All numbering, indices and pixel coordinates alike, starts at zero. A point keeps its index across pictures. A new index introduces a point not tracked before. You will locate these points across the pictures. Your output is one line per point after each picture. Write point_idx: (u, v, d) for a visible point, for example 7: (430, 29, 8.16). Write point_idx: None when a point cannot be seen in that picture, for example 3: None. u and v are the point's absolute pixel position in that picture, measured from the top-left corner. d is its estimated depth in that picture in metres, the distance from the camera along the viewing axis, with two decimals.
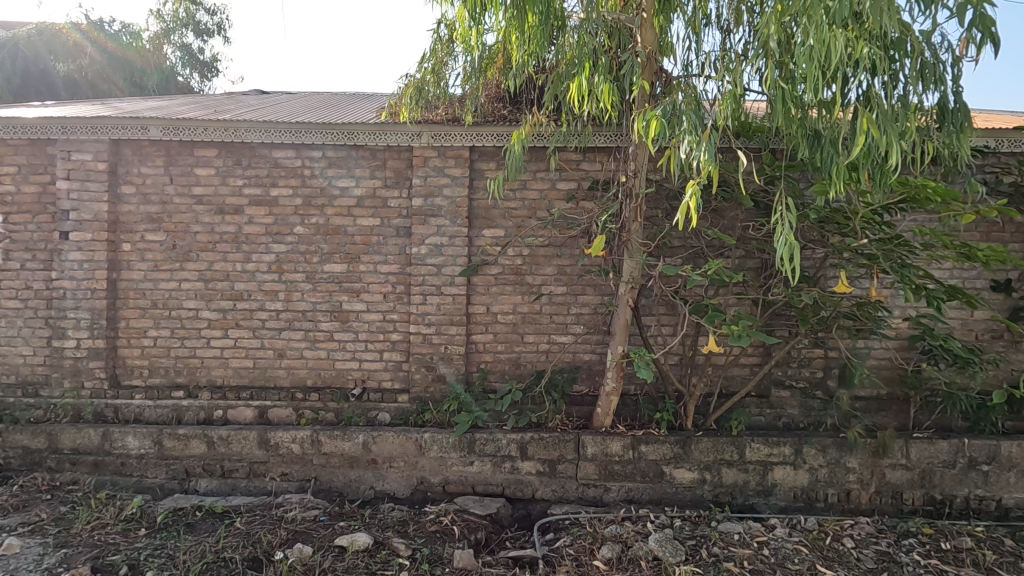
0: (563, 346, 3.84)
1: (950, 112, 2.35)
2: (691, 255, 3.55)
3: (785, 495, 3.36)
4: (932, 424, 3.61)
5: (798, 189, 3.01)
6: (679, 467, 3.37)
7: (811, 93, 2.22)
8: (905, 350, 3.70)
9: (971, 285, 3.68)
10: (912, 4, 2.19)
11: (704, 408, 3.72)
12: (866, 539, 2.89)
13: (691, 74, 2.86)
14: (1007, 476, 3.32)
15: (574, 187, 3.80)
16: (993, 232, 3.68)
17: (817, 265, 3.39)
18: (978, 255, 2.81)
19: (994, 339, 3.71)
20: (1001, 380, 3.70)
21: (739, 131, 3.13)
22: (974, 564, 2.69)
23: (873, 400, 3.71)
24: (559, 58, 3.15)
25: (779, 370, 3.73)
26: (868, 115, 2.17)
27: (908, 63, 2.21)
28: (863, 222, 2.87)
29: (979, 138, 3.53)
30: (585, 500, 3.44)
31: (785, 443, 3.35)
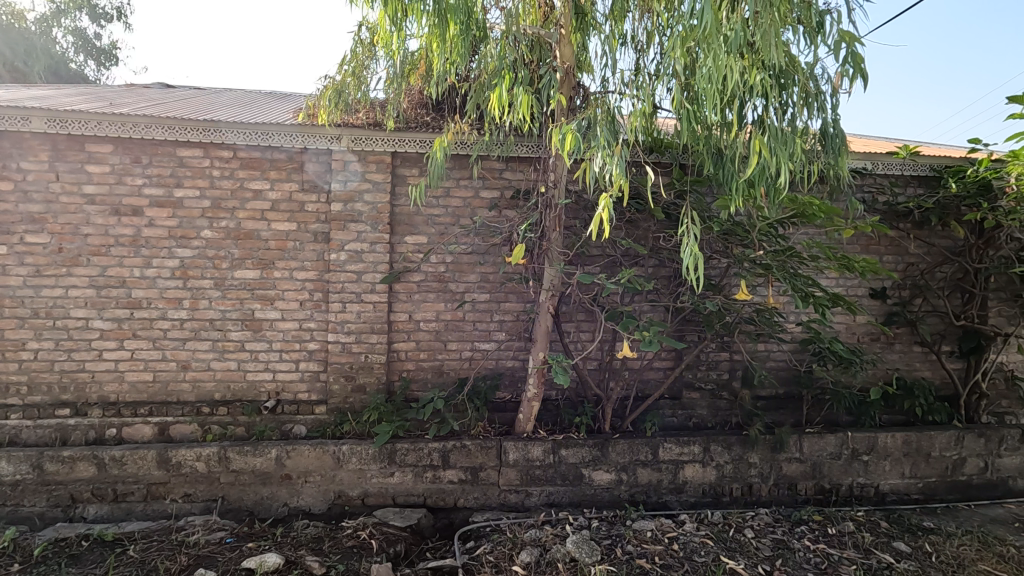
0: (486, 353, 3.87)
1: (831, 138, 2.59)
2: (608, 264, 3.68)
3: (695, 491, 3.56)
4: (822, 419, 3.95)
5: (704, 203, 3.22)
6: (597, 469, 3.47)
7: (711, 115, 2.39)
8: (799, 352, 4.03)
9: (852, 293, 4.09)
10: (799, 38, 2.40)
11: (622, 410, 3.86)
12: (764, 529, 3.11)
13: (606, 90, 2.98)
14: (883, 464, 3.70)
15: (497, 196, 3.84)
16: (870, 245, 4.10)
17: (722, 273, 3.62)
18: (855, 266, 3.11)
19: (873, 341, 4.13)
20: (878, 378, 4.13)
21: (651, 146, 3.30)
22: (855, 546, 2.96)
23: (772, 399, 4.01)
24: (480, 69, 3.18)
25: (689, 373, 3.95)
26: (760, 138, 2.36)
27: (795, 91, 2.42)
28: (761, 234, 3.11)
29: (858, 160, 3.94)
30: (506, 505, 3.47)
31: (695, 442, 3.54)
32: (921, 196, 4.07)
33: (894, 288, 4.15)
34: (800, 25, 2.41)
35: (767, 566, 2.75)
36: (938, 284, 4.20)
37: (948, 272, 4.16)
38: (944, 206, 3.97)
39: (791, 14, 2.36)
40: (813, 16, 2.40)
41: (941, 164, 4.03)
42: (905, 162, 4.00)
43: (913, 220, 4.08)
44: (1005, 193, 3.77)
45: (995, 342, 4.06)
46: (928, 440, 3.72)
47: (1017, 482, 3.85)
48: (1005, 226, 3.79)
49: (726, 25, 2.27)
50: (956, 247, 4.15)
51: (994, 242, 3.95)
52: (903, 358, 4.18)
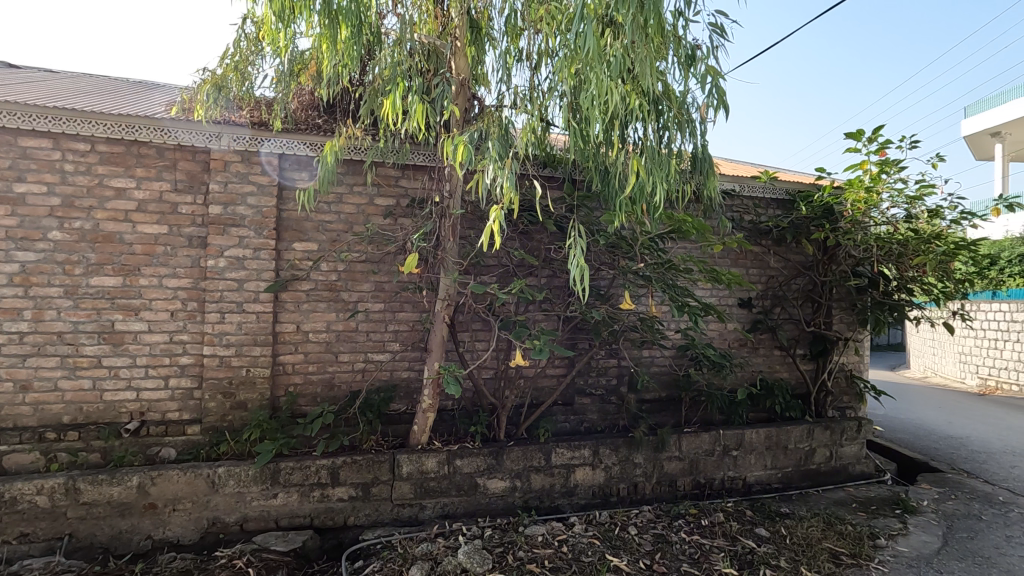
0: (379, 364, 3.77)
1: (701, 161, 2.84)
2: (503, 274, 3.74)
3: (585, 494, 3.69)
4: (698, 419, 4.28)
5: (593, 217, 3.39)
6: (491, 477, 3.49)
7: (595, 134, 2.53)
8: (678, 357, 4.34)
9: (723, 303, 4.49)
10: (673, 68, 2.62)
11: (516, 418, 3.93)
12: (646, 525, 3.31)
13: (500, 103, 3.05)
14: (749, 458, 4.07)
15: (392, 204, 3.77)
16: (738, 260, 4.54)
17: (608, 283, 3.82)
18: (722, 277, 3.43)
19: (740, 346, 4.56)
20: (745, 380, 4.55)
21: (545, 160, 3.42)
22: (724, 534, 3.23)
23: (656, 402, 4.28)
24: (373, 75, 3.12)
25: (581, 379, 4.11)
26: (640, 158, 2.52)
27: (669, 117, 2.63)
28: (643, 248, 3.33)
29: (728, 182, 4.38)
30: (399, 520, 3.38)
31: (585, 446, 3.68)
32: (779, 217, 4.57)
33: (758, 298, 4.62)
34: (673, 57, 2.62)
35: (647, 561, 2.92)
36: (793, 294, 4.73)
37: (801, 284, 4.71)
38: (797, 226, 4.50)
39: (665, 46, 2.57)
40: (683, 50, 2.63)
41: (794, 189, 4.60)
42: (766, 186, 4.50)
43: (773, 238, 4.57)
44: (843, 216, 4.36)
45: (837, 345, 4.64)
46: (786, 434, 4.16)
47: (855, 468, 4.41)
48: (843, 244, 4.37)
49: (606, 51, 2.42)
50: (807, 262, 4.70)
51: (835, 258, 4.53)
52: (766, 361, 4.66)
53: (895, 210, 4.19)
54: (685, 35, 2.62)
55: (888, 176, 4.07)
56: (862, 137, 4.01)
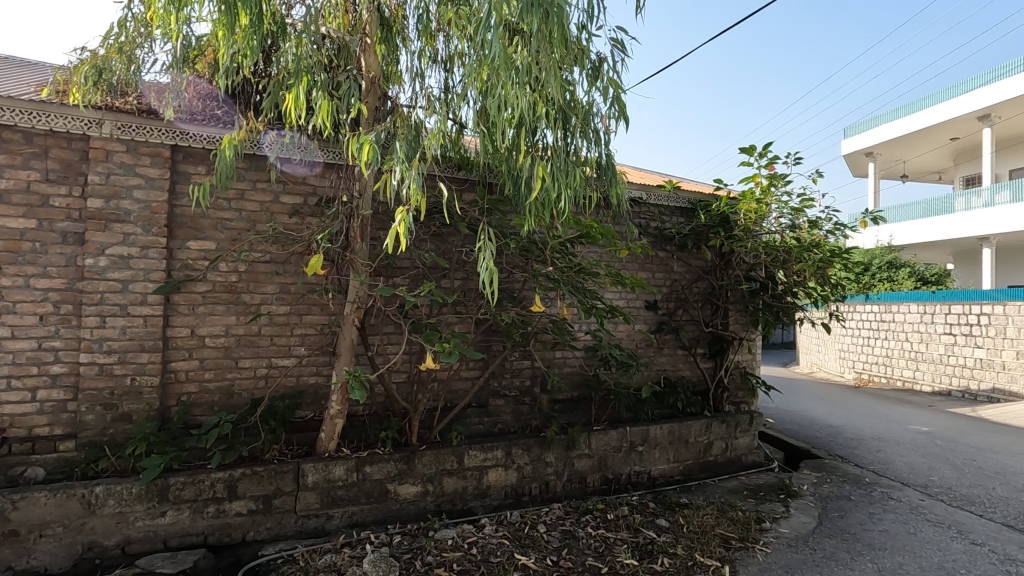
0: (284, 370, 3.59)
1: (605, 169, 2.97)
2: (415, 275, 3.69)
3: (497, 494, 3.72)
4: (608, 417, 4.45)
5: (505, 220, 3.42)
6: (402, 483, 3.43)
7: (502, 139, 2.56)
8: (589, 358, 4.50)
9: (631, 305, 4.70)
10: (577, 79, 2.73)
11: (429, 422, 3.90)
12: (555, 523, 3.41)
13: (410, 103, 3.01)
14: (654, 452, 4.29)
15: (299, 202, 3.62)
16: (645, 264, 4.78)
17: (521, 286, 3.89)
18: (626, 281, 3.59)
19: (647, 346, 4.79)
20: (651, 378, 4.79)
21: (458, 161, 3.43)
22: (627, 526, 3.38)
23: (567, 401, 4.41)
24: (276, 67, 2.98)
25: (495, 381, 4.15)
26: (546, 163, 2.58)
27: (574, 126, 2.72)
28: (554, 252, 3.42)
29: (636, 191, 4.60)
30: (304, 532, 3.24)
31: (497, 447, 3.71)
32: (682, 224, 4.86)
33: (664, 301, 4.87)
34: (578, 68, 2.73)
35: (554, 557, 2.99)
36: (695, 297, 5.03)
37: (701, 287, 5.02)
38: (697, 233, 4.80)
39: (570, 59, 2.68)
40: (587, 64, 2.77)
41: (696, 199, 4.89)
42: (670, 195, 4.77)
43: (676, 244, 4.84)
44: (738, 225, 4.70)
45: (733, 345, 5.00)
46: (686, 429, 4.42)
47: (748, 457, 4.77)
48: (737, 251, 4.73)
49: (514, 59, 2.47)
50: (706, 267, 5.03)
51: (730, 263, 4.88)
52: (670, 360, 4.92)
53: (782, 220, 4.59)
54: (589, 48, 2.75)
55: (776, 190, 4.44)
56: (755, 152, 4.34)
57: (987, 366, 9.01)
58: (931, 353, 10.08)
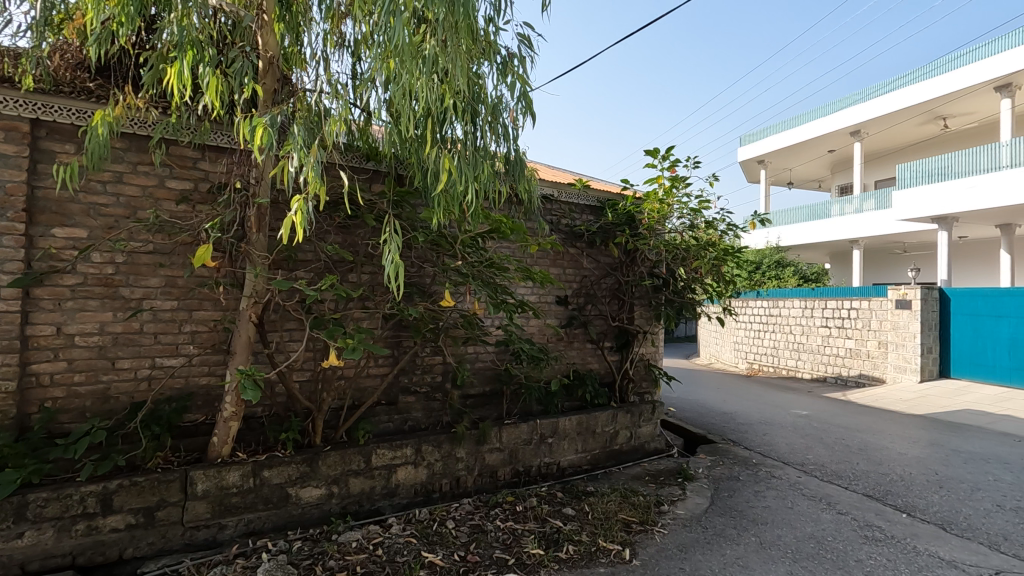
0: (171, 370, 3.30)
1: (513, 165, 3.00)
2: (320, 269, 3.53)
3: (407, 493, 3.65)
4: (518, 411, 4.50)
5: (415, 213, 3.35)
6: (305, 486, 3.27)
7: (408, 129, 2.49)
8: (500, 353, 4.53)
9: (542, 301, 4.78)
10: (485, 73, 2.75)
11: (335, 421, 3.75)
12: (464, 518, 3.43)
13: (312, 88, 2.87)
14: (563, 443, 4.40)
15: (188, 188, 3.34)
16: (556, 260, 4.88)
17: (431, 280, 3.84)
18: (535, 276, 3.64)
19: (557, 340, 4.90)
20: (561, 372, 4.90)
21: (366, 151, 3.31)
22: (534, 517, 3.45)
23: (479, 396, 4.42)
24: (158, 39, 2.73)
25: (405, 378, 4.06)
26: (452, 155, 2.55)
27: (483, 120, 2.72)
28: (464, 246, 3.40)
29: (547, 188, 4.69)
30: (193, 545, 2.99)
31: (407, 444, 3.64)
32: (591, 222, 5.01)
33: (574, 296, 5.00)
34: (486, 63, 2.76)
35: (461, 552, 2.99)
36: (604, 292, 5.21)
37: (608, 283, 5.22)
38: (605, 231, 4.96)
39: (478, 52, 2.70)
40: (495, 60, 2.80)
41: (604, 198, 5.06)
42: (580, 193, 4.91)
43: (585, 241, 4.99)
44: (642, 224, 4.89)
45: (638, 338, 5.24)
46: (594, 420, 4.58)
47: (650, 445, 5.02)
48: (641, 249, 4.92)
49: (420, 48, 2.44)
50: (614, 264, 5.22)
51: (635, 261, 5.10)
52: (579, 354, 5.07)
53: (683, 221, 4.85)
54: (497, 43, 2.78)
55: (678, 192, 4.70)
56: (658, 155, 4.55)
57: (855, 355, 10.11)
58: (811, 343, 11.15)
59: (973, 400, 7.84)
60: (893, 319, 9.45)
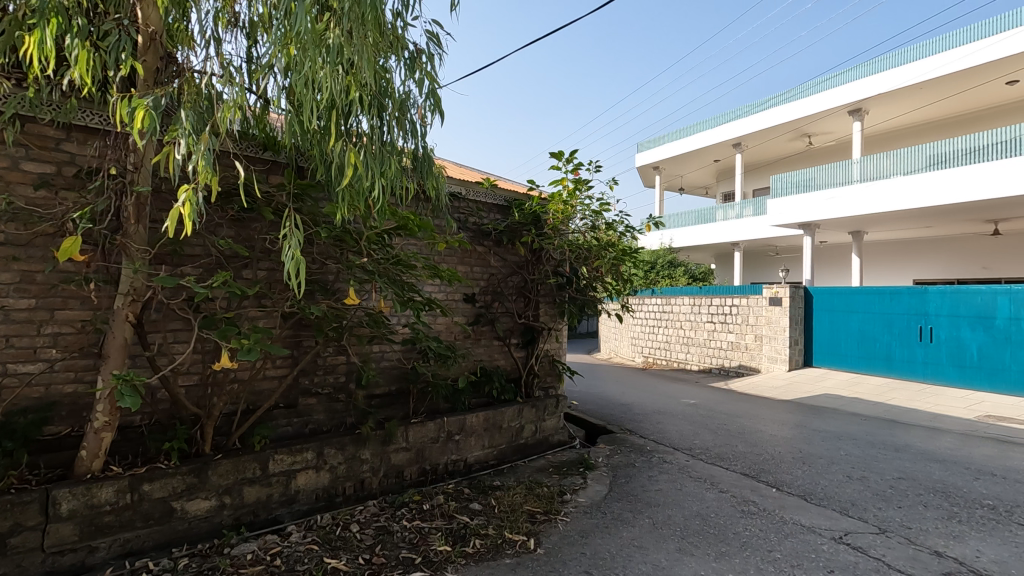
0: (27, 378, 2.91)
1: (421, 162, 2.98)
2: (210, 264, 3.28)
3: (308, 499, 3.50)
4: (425, 410, 4.47)
5: (318, 207, 3.21)
6: (192, 498, 3.03)
7: (310, 120, 2.38)
8: (407, 351, 4.47)
9: (449, 298, 4.79)
10: (392, 67, 2.71)
11: (227, 427, 3.51)
12: (369, 520, 3.40)
13: (202, 69, 2.66)
14: (470, 440, 4.43)
15: (49, 172, 2.96)
16: (463, 258, 4.90)
17: (334, 277, 3.71)
18: (442, 273, 3.64)
19: (465, 338, 4.92)
20: (469, 369, 4.93)
21: (264, 140, 3.13)
22: (441, 514, 3.46)
23: (385, 396, 4.33)
24: (11, 0, 2.39)
25: (305, 379, 3.88)
26: (357, 149, 2.48)
27: (390, 116, 2.68)
28: (369, 242, 3.31)
29: (455, 185, 4.70)
30: (56, 572, 2.67)
31: (307, 448, 3.49)
32: (499, 221, 5.08)
33: (481, 294, 5.05)
34: (394, 57, 2.72)
35: (366, 555, 2.93)
36: (510, 290, 5.31)
37: (515, 281, 5.32)
38: (512, 230, 5.04)
39: (384, 45, 2.65)
40: (402, 54, 2.76)
41: (511, 198, 5.16)
42: (487, 192, 4.96)
43: (492, 240, 5.05)
44: (547, 224, 5.03)
45: (543, 334, 5.39)
46: (500, 415, 4.67)
47: (554, 437, 5.19)
48: (546, 248, 5.06)
49: (324, 37, 2.35)
50: (520, 262, 5.33)
51: (541, 259, 5.25)
52: (486, 351, 5.13)
53: (585, 221, 5.03)
54: (405, 39, 2.75)
55: (581, 194, 4.89)
56: (563, 157, 4.70)
57: (736, 347, 11.09)
58: (699, 337, 12.08)
59: (830, 386, 8.92)
60: (767, 315, 10.49)
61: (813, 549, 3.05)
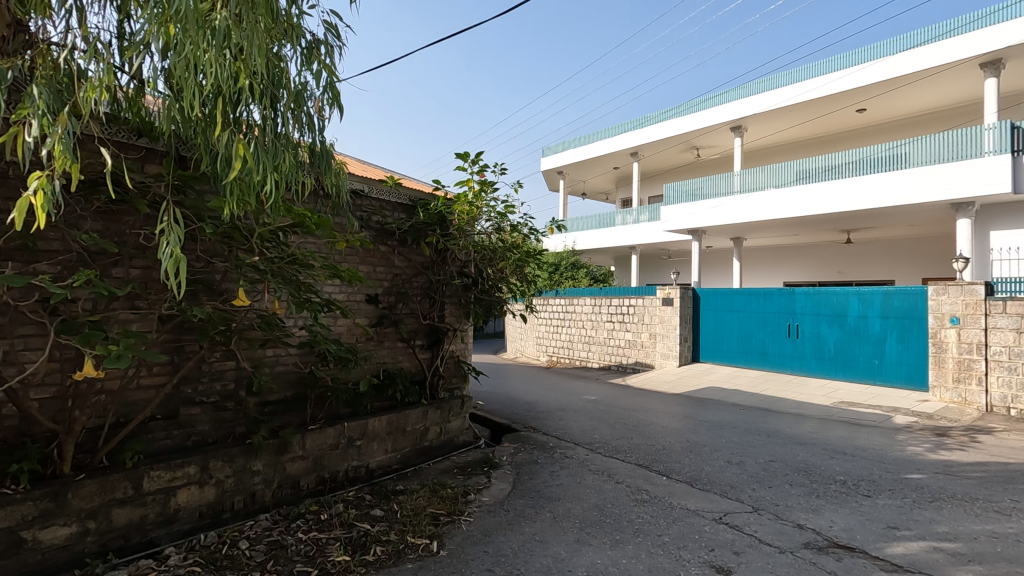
0: None
1: (319, 157, 2.85)
2: (72, 261, 2.91)
3: (190, 517, 3.22)
4: (324, 415, 4.28)
5: (203, 201, 2.97)
6: (47, 526, 2.68)
7: (193, 105, 2.20)
8: (304, 354, 4.26)
9: (350, 299, 4.62)
10: (287, 55, 2.57)
11: (92, 444, 3.14)
12: (259, 535, 3.22)
13: (63, 42, 2.37)
14: (372, 445, 4.31)
15: None
16: (366, 258, 4.76)
17: (222, 277, 3.44)
18: (342, 274, 3.49)
19: (367, 340, 4.78)
20: (371, 372, 4.79)
21: (139, 126, 2.84)
22: (340, 523, 3.34)
23: (280, 403, 4.09)
24: None
25: (188, 388, 3.57)
26: (246, 140, 2.32)
27: (285, 107, 2.55)
28: (261, 240, 3.11)
29: (357, 183, 4.56)
30: None
31: (190, 462, 3.21)
32: (403, 220, 4.98)
33: (385, 294, 4.92)
34: (288, 45, 2.59)
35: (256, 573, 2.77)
36: (415, 291, 5.23)
37: (420, 282, 5.24)
38: (416, 230, 4.97)
39: (278, 32, 2.52)
40: (298, 43, 2.65)
41: (416, 197, 5.09)
42: (391, 190, 4.85)
43: (396, 239, 4.95)
44: (453, 224, 5.01)
45: (448, 335, 5.37)
46: (404, 418, 4.58)
47: (459, 438, 5.18)
48: (452, 248, 5.04)
49: (209, 17, 2.19)
50: (425, 263, 5.26)
51: (446, 260, 5.22)
52: (390, 352, 5.02)
53: (490, 223, 5.08)
54: (300, 27, 2.63)
55: (486, 195, 4.92)
56: (469, 158, 4.70)
57: (632, 345, 11.72)
58: (599, 336, 12.63)
59: (714, 379, 9.71)
60: (660, 314, 11.20)
61: (696, 531, 3.30)
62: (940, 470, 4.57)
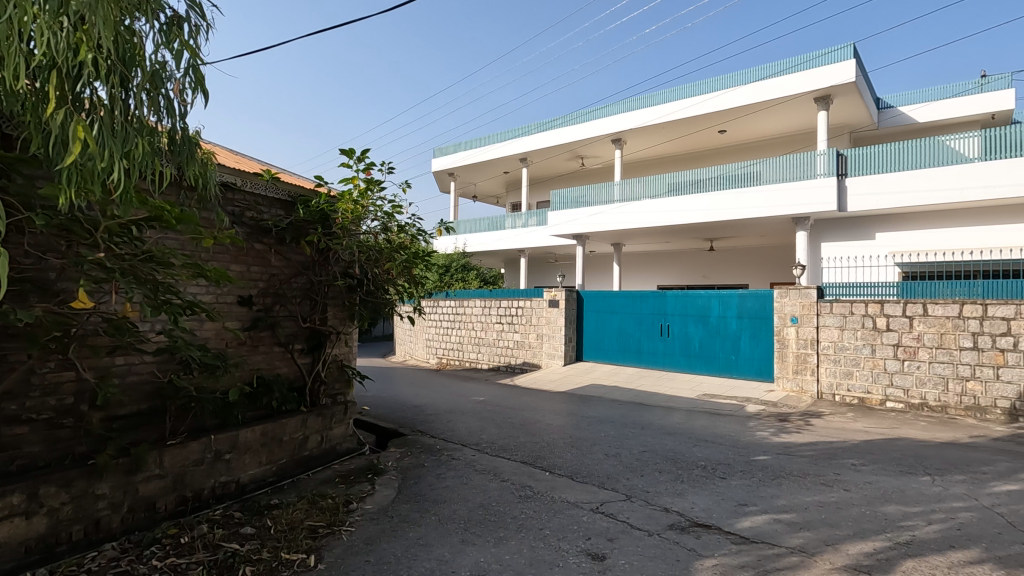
0: None
1: (180, 144, 2.59)
2: None
3: (12, 555, 2.77)
4: (187, 429, 3.90)
5: (34, 188, 2.57)
6: None
7: (17, 76, 1.90)
8: (163, 362, 3.85)
9: (219, 301, 4.26)
10: (140, 29, 2.31)
11: None
12: (104, 568, 2.86)
13: None
14: (243, 458, 3.99)
15: None
16: (237, 256, 4.41)
17: (59, 275, 3.01)
18: (208, 274, 3.18)
19: (239, 344, 4.43)
20: (243, 379, 4.45)
21: None
22: (204, 546, 3.06)
23: (133, 417, 3.65)
24: None
25: (12, 404, 3.06)
26: (88, 121, 2.05)
27: (137, 88, 2.29)
28: (109, 234, 2.76)
29: (228, 175, 4.24)
30: None
31: (13, 490, 2.76)
32: (281, 217, 4.68)
33: (259, 296, 4.60)
34: (141, 18, 2.33)
35: None
36: (295, 292, 4.94)
37: (300, 282, 4.96)
38: (295, 228, 4.71)
39: (128, 3, 2.26)
40: (155, 18, 2.40)
41: (296, 194, 4.84)
42: (267, 185, 4.55)
43: (272, 237, 4.65)
44: (336, 223, 4.80)
45: (330, 339, 5.14)
46: (280, 428, 4.31)
47: (342, 446, 4.98)
48: (334, 248, 4.82)
49: None
50: (306, 263, 4.98)
51: (328, 260, 4.99)
52: (266, 358, 4.69)
53: (376, 222, 4.94)
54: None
55: (373, 194, 4.77)
56: (354, 155, 4.53)
57: (520, 346, 12.02)
58: (488, 337, 12.79)
59: (596, 376, 10.26)
60: (546, 316, 11.60)
61: (575, 522, 3.46)
62: (781, 451, 5.23)
